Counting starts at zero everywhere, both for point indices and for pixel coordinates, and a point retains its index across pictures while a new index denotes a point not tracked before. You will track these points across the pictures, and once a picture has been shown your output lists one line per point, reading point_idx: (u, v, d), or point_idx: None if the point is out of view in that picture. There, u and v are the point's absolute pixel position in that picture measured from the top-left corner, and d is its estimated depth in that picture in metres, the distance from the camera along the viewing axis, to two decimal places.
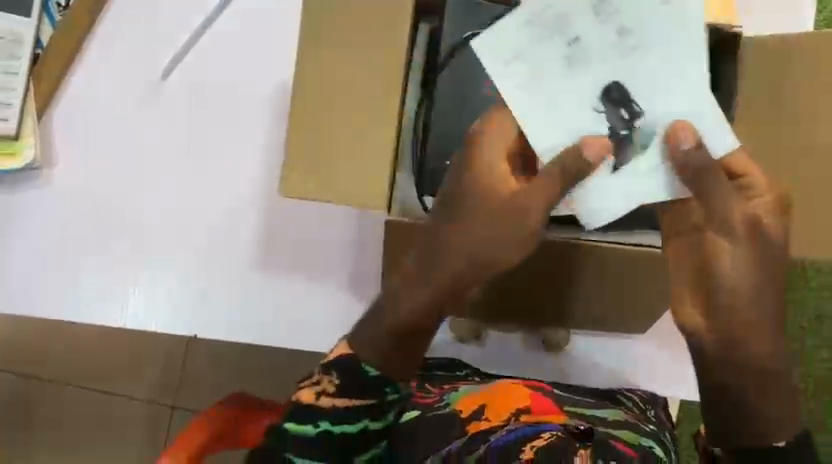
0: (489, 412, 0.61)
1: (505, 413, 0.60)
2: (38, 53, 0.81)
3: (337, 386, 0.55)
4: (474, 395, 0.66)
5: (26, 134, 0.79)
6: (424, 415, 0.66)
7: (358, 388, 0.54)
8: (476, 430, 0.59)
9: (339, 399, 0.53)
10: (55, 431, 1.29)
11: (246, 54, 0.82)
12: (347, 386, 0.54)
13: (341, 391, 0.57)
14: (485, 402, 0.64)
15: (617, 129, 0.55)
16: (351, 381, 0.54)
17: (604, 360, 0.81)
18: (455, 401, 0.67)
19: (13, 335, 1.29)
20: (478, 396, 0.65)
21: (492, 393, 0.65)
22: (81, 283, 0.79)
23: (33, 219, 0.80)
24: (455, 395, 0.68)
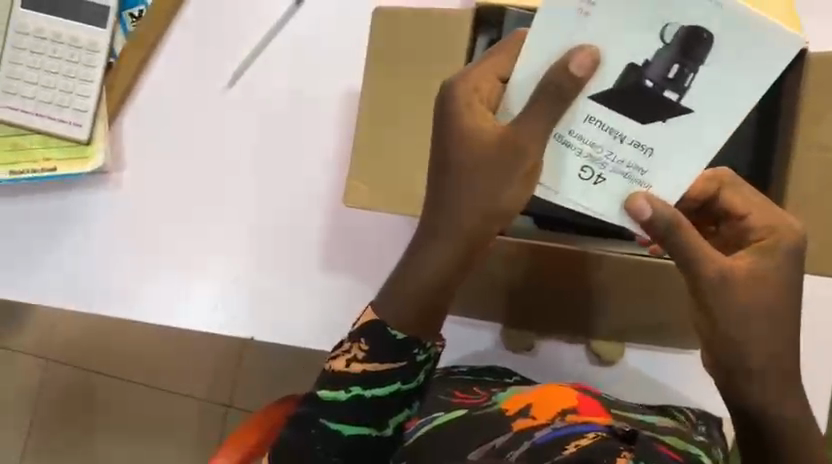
0: (536, 412, 0.62)
1: (551, 413, 0.62)
2: (111, 62, 0.83)
3: (364, 357, 0.60)
4: (521, 393, 0.67)
5: (97, 139, 0.82)
6: (471, 413, 0.67)
7: (388, 352, 0.60)
8: (521, 428, 0.60)
9: (367, 364, 0.60)
10: (114, 424, 1.34)
11: (310, 66, 0.83)
12: (375, 351, 0.60)
13: (371, 367, 0.60)
14: (533, 402, 0.64)
15: (627, 80, 0.53)
16: (380, 348, 0.60)
17: (658, 376, 0.80)
18: (503, 399, 0.67)
19: (79, 330, 1.36)
20: (525, 395, 0.66)
21: (539, 394, 0.66)
22: (147, 285, 0.82)
23: (100, 221, 0.83)
24: (502, 394, 0.69)
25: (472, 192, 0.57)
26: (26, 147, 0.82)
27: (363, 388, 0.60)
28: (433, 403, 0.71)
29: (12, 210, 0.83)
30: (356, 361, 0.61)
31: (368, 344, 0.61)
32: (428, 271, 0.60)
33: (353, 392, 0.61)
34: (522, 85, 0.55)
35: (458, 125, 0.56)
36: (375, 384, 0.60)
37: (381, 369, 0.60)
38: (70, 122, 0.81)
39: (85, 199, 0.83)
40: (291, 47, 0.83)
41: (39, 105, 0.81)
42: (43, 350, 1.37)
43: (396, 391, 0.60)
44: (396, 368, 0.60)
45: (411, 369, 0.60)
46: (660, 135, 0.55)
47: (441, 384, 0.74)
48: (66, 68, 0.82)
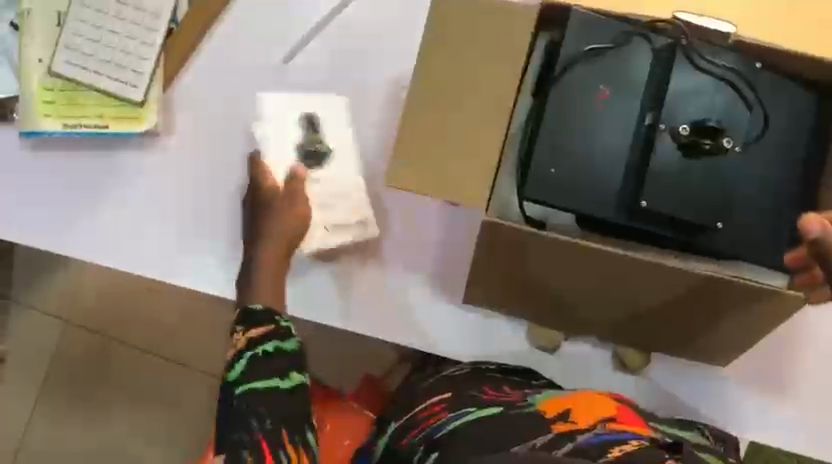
0: (576, 417, 0.61)
1: (590, 419, 0.60)
2: (172, 28, 0.85)
3: (243, 330, 0.75)
4: (560, 399, 0.66)
5: (151, 101, 0.84)
6: (506, 412, 0.64)
7: (246, 318, 0.75)
8: (562, 429, 0.59)
9: (250, 332, 0.74)
10: (127, 391, 1.36)
11: (366, 52, 0.85)
12: (249, 319, 0.75)
13: (253, 334, 0.74)
14: (572, 406, 0.63)
15: None
16: (246, 317, 0.75)
17: (681, 391, 0.81)
18: (539, 402, 0.66)
19: (101, 294, 1.38)
20: (564, 400, 0.65)
21: (578, 401, 0.64)
22: (181, 250, 0.84)
23: (143, 183, 0.84)
24: (538, 397, 0.67)
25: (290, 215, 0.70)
26: (84, 104, 0.83)
27: (255, 349, 0.73)
28: (463, 399, 0.69)
29: (55, 166, 0.84)
30: (241, 340, 0.74)
31: (240, 325, 0.75)
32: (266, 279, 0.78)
33: (246, 360, 0.73)
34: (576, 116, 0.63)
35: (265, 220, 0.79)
36: (259, 344, 0.73)
37: (262, 333, 0.74)
38: (130, 83, 0.83)
39: (131, 162, 0.85)
40: (352, 30, 0.86)
41: (100, 64, 0.82)
42: (65, 311, 1.38)
43: (279, 347, 0.74)
44: (271, 328, 0.74)
45: (284, 330, 0.75)
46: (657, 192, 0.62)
47: (473, 381, 0.73)
48: (128, 30, 0.82)
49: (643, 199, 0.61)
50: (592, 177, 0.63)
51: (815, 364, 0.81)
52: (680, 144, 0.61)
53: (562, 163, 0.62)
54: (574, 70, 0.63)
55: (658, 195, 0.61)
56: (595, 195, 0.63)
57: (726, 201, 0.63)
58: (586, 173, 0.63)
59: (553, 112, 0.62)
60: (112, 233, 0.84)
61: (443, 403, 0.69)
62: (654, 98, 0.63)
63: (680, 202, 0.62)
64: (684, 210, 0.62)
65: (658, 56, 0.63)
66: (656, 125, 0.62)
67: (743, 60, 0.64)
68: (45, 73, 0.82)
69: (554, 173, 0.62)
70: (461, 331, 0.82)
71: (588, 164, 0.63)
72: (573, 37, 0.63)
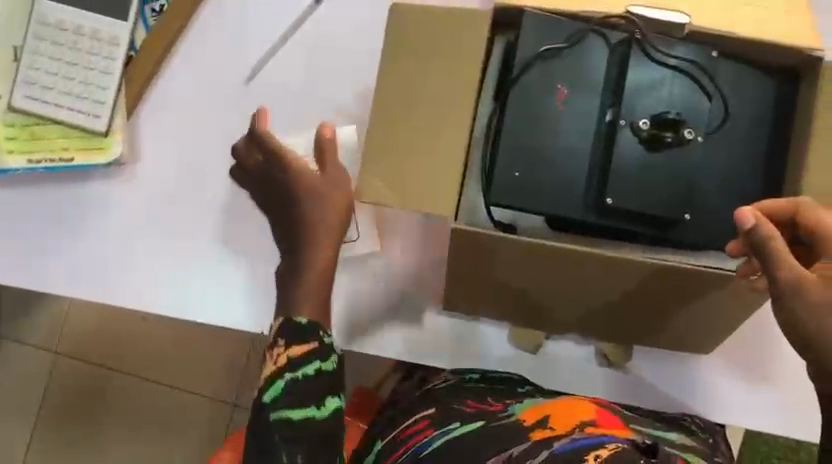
0: (554, 423, 0.60)
1: (569, 424, 0.59)
2: (131, 55, 0.84)
3: (284, 344, 0.67)
4: (539, 406, 0.66)
5: (115, 130, 0.83)
6: (487, 425, 0.64)
7: (295, 334, 0.68)
8: (540, 437, 0.58)
9: (290, 350, 0.67)
10: (120, 420, 1.35)
11: (330, 63, 0.84)
12: (289, 336, 0.68)
13: (295, 353, 0.67)
14: (550, 414, 0.63)
15: None
16: (293, 335, 0.68)
17: (663, 383, 0.80)
18: (520, 411, 0.66)
19: (88, 323, 1.37)
20: (543, 407, 0.65)
21: (557, 407, 0.65)
22: (157, 277, 0.83)
23: (112, 213, 0.84)
24: (519, 406, 0.67)
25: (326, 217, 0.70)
26: (45, 138, 0.82)
27: (294, 373, 0.66)
28: (445, 413, 0.69)
29: (24, 201, 0.83)
30: (280, 356, 0.67)
31: (283, 338, 0.68)
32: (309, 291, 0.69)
33: (285, 380, 0.66)
34: (532, 119, 0.62)
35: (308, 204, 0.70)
36: (299, 365, 0.67)
37: (305, 351, 0.67)
38: (89, 114, 0.82)
39: (100, 191, 0.84)
40: (313, 43, 0.85)
41: (60, 96, 0.82)
42: (52, 342, 1.38)
43: (319, 369, 0.67)
44: (316, 347, 0.68)
45: (324, 349, 0.68)
46: (624, 192, 0.61)
47: (455, 394, 0.73)
48: (86, 61, 0.82)
49: (609, 196, 0.61)
50: (558, 178, 0.62)
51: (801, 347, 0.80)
52: (641, 139, 0.61)
53: (526, 166, 0.62)
54: (532, 71, 0.62)
55: (624, 191, 0.61)
56: (562, 195, 0.62)
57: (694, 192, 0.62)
58: (551, 174, 0.62)
59: (514, 115, 0.62)
60: (85, 265, 0.83)
61: (428, 419, 0.69)
62: (613, 95, 0.63)
63: (646, 197, 0.62)
64: (653, 205, 0.62)
65: (612, 51, 0.63)
66: (615, 122, 0.62)
67: (699, 50, 0.64)
68: (7, 109, 0.82)
69: (518, 176, 0.62)
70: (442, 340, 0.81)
71: (553, 165, 0.62)
72: (528, 36, 0.62)
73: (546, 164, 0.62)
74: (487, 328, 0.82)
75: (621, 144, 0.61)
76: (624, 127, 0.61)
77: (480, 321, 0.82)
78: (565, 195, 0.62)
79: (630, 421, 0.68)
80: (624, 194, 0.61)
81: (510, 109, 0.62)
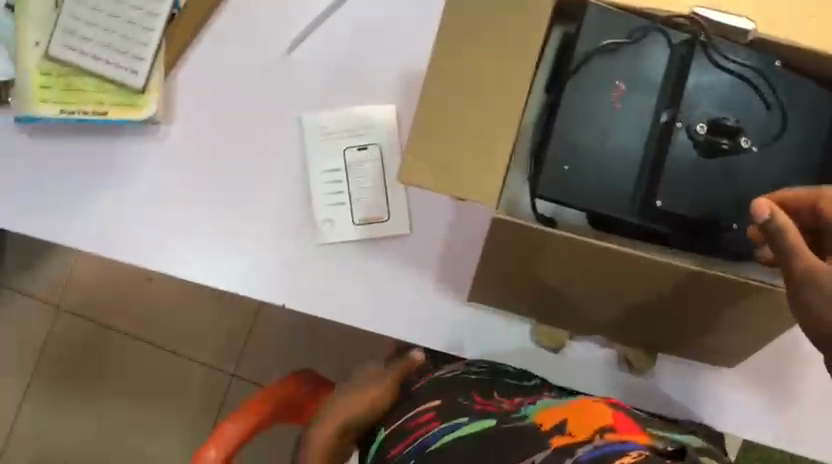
0: (573, 428, 0.58)
1: (589, 429, 0.57)
2: (174, 13, 0.82)
3: None
4: (554, 409, 0.63)
5: (152, 88, 0.81)
6: (499, 424, 0.62)
7: None
8: (559, 444, 0.56)
9: None
10: (119, 380, 1.35)
11: (374, 41, 0.83)
12: None
13: None
14: (567, 418, 0.60)
15: None
16: None
17: (682, 392, 0.80)
18: (533, 413, 0.64)
19: (95, 282, 1.36)
20: (558, 411, 0.63)
21: (572, 410, 0.62)
22: (181, 240, 0.82)
23: (142, 171, 0.83)
24: (532, 408, 0.65)
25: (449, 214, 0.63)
26: (79, 89, 0.81)
27: None
28: (454, 407, 0.67)
29: (52, 152, 0.82)
30: None
31: None
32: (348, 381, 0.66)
33: None
34: (588, 113, 0.61)
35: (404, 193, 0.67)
36: None
37: None
38: (127, 69, 0.81)
39: (132, 149, 0.83)
40: (358, 18, 0.83)
41: (99, 49, 0.80)
42: (58, 297, 1.37)
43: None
44: None
45: None
46: (675, 196, 0.61)
47: (461, 385, 0.71)
48: (129, 16, 0.81)
49: (659, 198, 0.61)
50: (608, 175, 0.61)
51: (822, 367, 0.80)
52: (696, 143, 0.61)
53: (578, 159, 0.61)
54: (590, 64, 0.62)
55: (673, 194, 0.61)
56: (610, 192, 0.61)
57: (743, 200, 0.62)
58: (600, 171, 0.61)
59: (569, 107, 0.61)
60: (110, 221, 0.82)
61: (433, 411, 0.68)
62: (670, 96, 0.62)
63: (693, 200, 0.61)
64: (701, 211, 0.61)
65: (673, 52, 0.62)
66: (671, 125, 0.61)
67: (759, 58, 0.63)
68: (43, 56, 0.81)
69: (568, 170, 0.61)
70: (464, 330, 0.81)
71: (604, 162, 0.61)
72: (591, 28, 0.61)
73: (598, 159, 0.61)
74: (511, 321, 0.81)
75: (675, 147, 0.61)
76: (680, 129, 0.61)
77: (504, 313, 0.81)
78: (614, 193, 0.61)
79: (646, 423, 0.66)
80: (674, 198, 0.61)
81: (566, 100, 0.61)
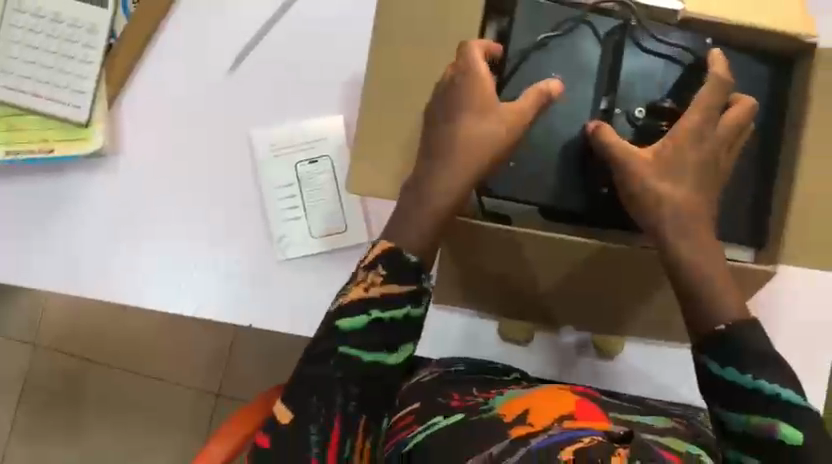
0: (532, 418, 0.58)
1: (546, 421, 0.58)
2: (111, 43, 0.81)
3: (383, 273, 0.60)
4: (519, 399, 0.64)
5: (96, 120, 0.81)
6: (468, 419, 0.62)
7: (401, 273, 0.61)
8: (519, 434, 0.56)
9: (385, 287, 0.60)
10: (104, 412, 1.34)
11: (318, 48, 0.83)
12: (391, 275, 0.60)
13: (378, 291, 0.60)
14: (528, 409, 0.61)
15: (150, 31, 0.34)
16: (393, 270, 0.61)
17: (654, 371, 0.81)
18: (500, 404, 0.64)
19: (70, 315, 1.35)
20: (522, 401, 0.63)
21: (534, 402, 0.63)
22: (143, 268, 0.81)
23: (96, 204, 0.82)
24: (500, 399, 0.65)
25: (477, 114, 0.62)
26: (23, 129, 0.80)
27: (381, 311, 0.60)
28: (430, 407, 0.66)
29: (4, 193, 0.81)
30: (372, 286, 0.60)
31: (383, 270, 0.60)
32: (422, 222, 0.62)
33: (370, 316, 0.60)
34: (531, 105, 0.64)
35: (459, 119, 0.62)
36: (384, 306, 0.60)
37: (397, 293, 0.60)
38: (70, 104, 0.80)
39: (83, 182, 0.82)
40: (300, 28, 0.83)
41: (38, 85, 0.80)
42: (33, 335, 1.35)
43: (408, 316, 0.61)
44: (410, 292, 0.61)
45: (418, 294, 0.61)
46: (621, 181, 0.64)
47: (438, 387, 0.70)
48: (65, 50, 0.80)
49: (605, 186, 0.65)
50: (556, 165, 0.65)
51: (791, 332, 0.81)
52: (636, 127, 0.64)
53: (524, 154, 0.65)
54: (527, 59, 0.64)
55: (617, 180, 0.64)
56: (561, 184, 0.65)
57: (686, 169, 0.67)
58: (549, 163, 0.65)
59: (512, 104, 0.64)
60: (68, 258, 0.81)
61: (411, 413, 0.66)
62: (609, 81, 0.64)
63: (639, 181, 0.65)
64: None
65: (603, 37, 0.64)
66: (611, 111, 0.64)
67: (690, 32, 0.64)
68: None
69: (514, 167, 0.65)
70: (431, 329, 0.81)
71: (552, 154, 0.65)
72: (521, 20, 0.64)
73: (546, 153, 0.65)
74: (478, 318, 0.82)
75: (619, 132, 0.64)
76: (620, 115, 0.64)
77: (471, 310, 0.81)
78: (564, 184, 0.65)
79: (611, 408, 0.66)
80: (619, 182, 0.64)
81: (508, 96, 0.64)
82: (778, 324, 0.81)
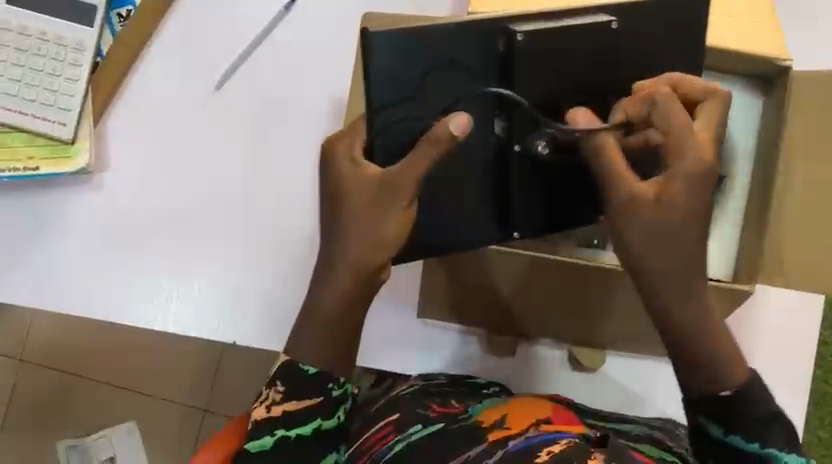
0: (510, 422, 0.59)
1: (524, 426, 0.59)
2: (97, 62, 0.82)
3: (282, 392, 0.58)
4: (497, 407, 0.65)
5: (81, 138, 0.81)
6: (449, 425, 0.63)
7: (304, 388, 0.58)
8: (495, 438, 0.57)
9: (288, 404, 0.58)
10: (92, 427, 1.34)
11: (303, 67, 0.83)
12: (292, 392, 0.58)
13: (290, 408, 0.58)
14: (506, 415, 0.62)
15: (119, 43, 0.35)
16: (295, 386, 0.58)
17: (637, 385, 0.81)
18: (478, 412, 0.66)
19: (59, 331, 1.36)
20: (501, 409, 0.64)
21: (514, 409, 0.64)
22: (127, 286, 0.82)
23: (80, 223, 0.82)
24: (479, 407, 0.67)
25: (350, 206, 0.59)
26: (9, 146, 0.80)
27: (287, 430, 0.58)
28: (410, 417, 0.68)
29: None
30: (275, 404, 0.58)
31: (283, 386, 0.58)
32: (325, 300, 0.59)
33: (277, 436, 0.58)
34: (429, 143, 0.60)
35: (346, 184, 0.59)
36: (296, 424, 0.58)
37: (307, 407, 0.58)
38: (55, 121, 0.80)
39: (66, 200, 0.82)
40: (286, 47, 0.84)
41: (23, 104, 0.80)
42: (19, 351, 1.35)
43: (318, 428, 0.58)
44: (320, 402, 0.58)
45: (327, 405, 0.58)
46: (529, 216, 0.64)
47: (419, 398, 0.72)
48: (51, 67, 0.80)
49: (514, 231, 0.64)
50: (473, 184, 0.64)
51: (771, 346, 0.81)
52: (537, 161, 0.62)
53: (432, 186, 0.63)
54: (407, 99, 0.59)
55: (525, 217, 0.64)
56: (471, 227, 0.65)
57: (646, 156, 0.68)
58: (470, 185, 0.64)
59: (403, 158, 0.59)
60: (52, 276, 0.81)
61: (387, 425, 0.68)
62: (498, 103, 0.60)
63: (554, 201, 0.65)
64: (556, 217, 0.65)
65: (487, 63, 0.59)
66: (510, 145, 0.61)
67: (593, 60, 0.60)
68: None
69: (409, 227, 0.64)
70: (408, 346, 0.80)
71: (457, 194, 0.64)
72: (379, 63, 0.57)
73: (456, 197, 0.64)
74: (460, 331, 0.81)
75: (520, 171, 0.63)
76: (517, 151, 0.62)
77: (451, 325, 0.81)
78: (477, 227, 0.65)
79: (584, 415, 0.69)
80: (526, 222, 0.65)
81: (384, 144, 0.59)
82: (759, 339, 0.82)
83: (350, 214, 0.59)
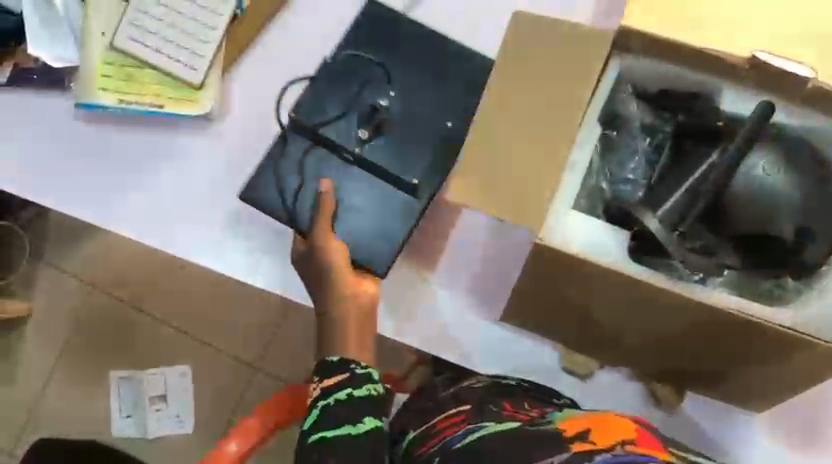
0: (595, 435, 0.56)
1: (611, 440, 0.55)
2: (237, 13, 0.84)
3: (318, 378, 0.68)
4: (578, 418, 0.62)
5: (209, 84, 0.83)
6: (526, 427, 0.62)
7: (323, 368, 0.68)
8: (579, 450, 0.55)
9: (323, 379, 0.68)
10: (146, 362, 1.37)
11: None
12: (321, 371, 0.68)
13: (326, 384, 0.67)
14: (592, 427, 0.58)
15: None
16: (321, 370, 0.68)
17: (710, 429, 0.81)
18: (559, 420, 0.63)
19: (131, 263, 1.40)
20: (585, 419, 0.61)
21: (597, 420, 0.60)
22: (220, 233, 0.83)
23: (190, 164, 0.84)
24: (558, 416, 0.65)
25: (311, 262, 0.74)
26: (138, 80, 0.83)
27: (325, 399, 0.65)
28: (483, 412, 0.68)
29: (106, 136, 0.84)
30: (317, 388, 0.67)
31: (316, 376, 0.68)
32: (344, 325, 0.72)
33: (317, 411, 0.65)
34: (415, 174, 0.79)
35: (307, 260, 0.75)
36: (331, 394, 0.66)
37: (337, 380, 0.67)
38: (187, 65, 0.82)
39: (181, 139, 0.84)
40: None
41: (160, 42, 0.82)
42: (92, 276, 1.40)
43: (351, 395, 0.65)
44: (347, 375, 0.67)
45: (354, 378, 0.67)
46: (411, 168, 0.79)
47: (494, 397, 0.72)
48: (193, 13, 0.83)
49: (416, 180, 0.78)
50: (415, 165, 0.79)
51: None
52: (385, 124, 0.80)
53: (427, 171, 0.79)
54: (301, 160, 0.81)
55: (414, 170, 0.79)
56: (393, 206, 0.79)
57: (761, 186, 0.70)
58: (360, 184, 0.79)
59: (303, 163, 0.79)
60: (153, 210, 0.83)
61: (461, 414, 0.68)
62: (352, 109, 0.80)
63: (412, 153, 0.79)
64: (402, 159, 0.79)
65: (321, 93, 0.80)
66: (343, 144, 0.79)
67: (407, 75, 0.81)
68: (108, 46, 0.83)
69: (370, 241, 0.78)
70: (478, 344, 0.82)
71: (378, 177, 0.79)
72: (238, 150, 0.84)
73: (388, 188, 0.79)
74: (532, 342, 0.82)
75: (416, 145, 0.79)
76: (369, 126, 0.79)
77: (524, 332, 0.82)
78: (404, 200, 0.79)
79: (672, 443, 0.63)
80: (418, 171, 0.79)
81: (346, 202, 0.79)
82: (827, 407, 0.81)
83: (311, 270, 0.75)
